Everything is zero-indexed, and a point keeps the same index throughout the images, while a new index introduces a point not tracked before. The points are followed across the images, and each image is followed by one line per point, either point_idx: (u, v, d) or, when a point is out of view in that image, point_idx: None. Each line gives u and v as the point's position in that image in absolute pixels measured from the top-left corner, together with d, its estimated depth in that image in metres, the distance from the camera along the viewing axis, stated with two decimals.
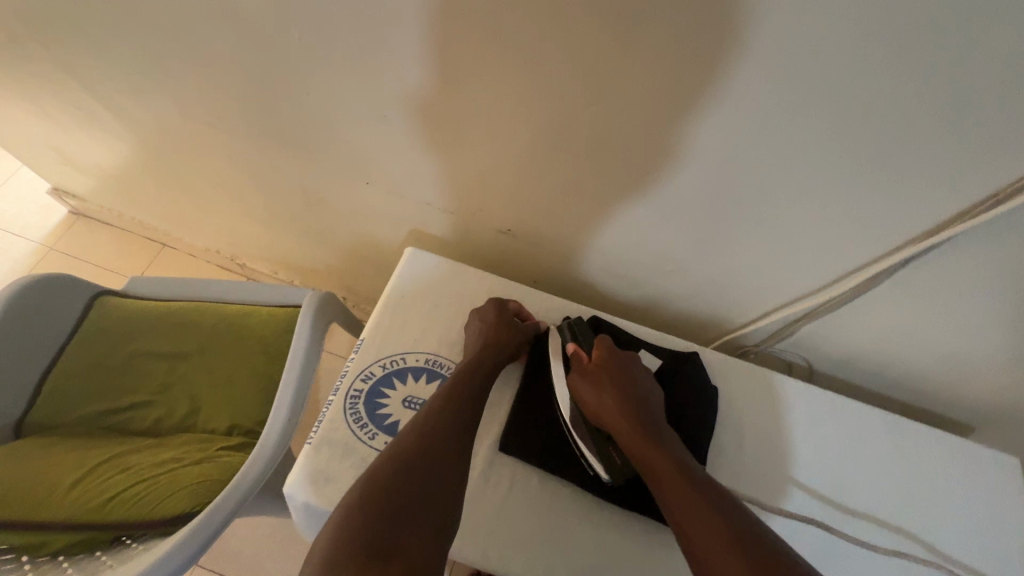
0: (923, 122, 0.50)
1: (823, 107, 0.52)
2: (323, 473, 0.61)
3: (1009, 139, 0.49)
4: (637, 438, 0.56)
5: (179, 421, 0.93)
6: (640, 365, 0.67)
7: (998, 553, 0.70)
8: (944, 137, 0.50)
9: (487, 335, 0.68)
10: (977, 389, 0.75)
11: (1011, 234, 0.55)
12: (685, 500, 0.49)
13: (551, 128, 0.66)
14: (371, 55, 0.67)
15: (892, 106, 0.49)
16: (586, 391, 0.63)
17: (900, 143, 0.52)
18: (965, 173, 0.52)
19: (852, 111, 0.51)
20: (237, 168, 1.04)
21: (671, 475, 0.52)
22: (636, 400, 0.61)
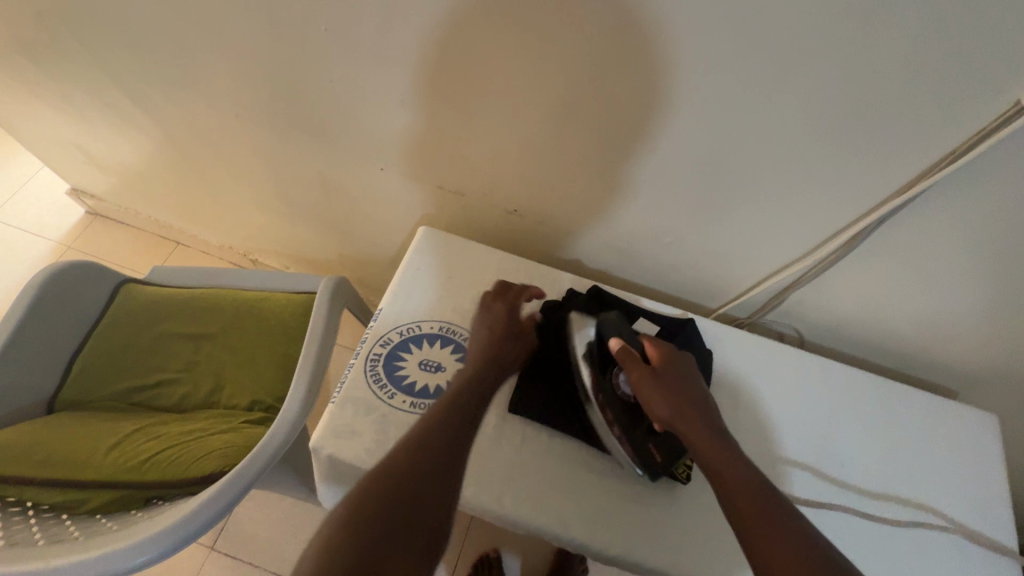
0: (888, 88, 0.55)
1: (800, 81, 0.57)
2: (348, 428, 0.66)
3: (965, 103, 0.54)
4: (707, 455, 0.55)
5: (202, 398, 0.97)
6: (691, 361, 0.65)
7: (973, 502, 0.75)
8: (907, 103, 0.56)
9: (490, 351, 0.69)
10: (956, 348, 0.80)
11: (973, 190, 0.61)
12: (767, 531, 0.48)
13: (554, 108, 0.71)
14: (389, 46, 0.73)
15: (861, 76, 0.55)
16: (645, 395, 0.61)
17: (869, 109, 0.58)
18: (929, 135, 0.58)
19: (825, 82, 0.57)
20: (255, 160, 1.10)
21: (745, 490, 0.51)
22: (702, 409, 0.59)
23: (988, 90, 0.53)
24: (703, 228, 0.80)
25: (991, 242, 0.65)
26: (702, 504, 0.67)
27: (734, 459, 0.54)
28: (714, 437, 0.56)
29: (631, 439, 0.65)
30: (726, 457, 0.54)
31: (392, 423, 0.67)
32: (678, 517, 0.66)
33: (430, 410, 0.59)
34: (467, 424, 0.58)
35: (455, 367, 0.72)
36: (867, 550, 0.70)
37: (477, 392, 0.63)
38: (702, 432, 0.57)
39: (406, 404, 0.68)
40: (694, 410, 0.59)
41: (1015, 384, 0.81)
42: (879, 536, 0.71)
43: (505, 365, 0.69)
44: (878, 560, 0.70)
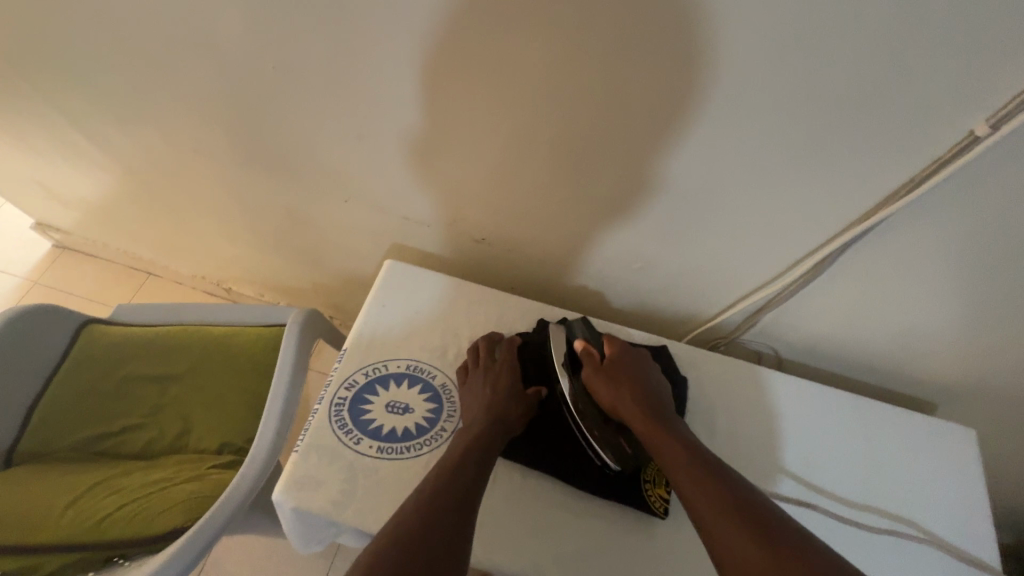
0: (845, 116, 0.55)
1: (757, 109, 0.57)
2: (312, 478, 0.64)
3: (924, 128, 0.54)
4: (655, 438, 0.58)
5: (170, 443, 0.94)
6: (647, 360, 0.70)
7: (955, 521, 0.73)
8: (865, 128, 0.55)
9: (492, 408, 0.64)
10: (933, 362, 0.80)
11: (936, 213, 0.60)
12: (709, 497, 0.50)
13: (516, 135, 0.71)
14: (347, 78, 0.72)
15: (817, 102, 0.54)
16: (596, 387, 0.66)
17: (827, 136, 0.57)
18: (889, 160, 0.58)
19: (782, 111, 0.56)
20: (221, 193, 1.08)
21: (691, 470, 0.53)
22: (652, 399, 0.63)
23: (944, 115, 0.52)
24: (673, 251, 0.79)
25: (957, 263, 0.65)
26: (682, 540, 0.65)
27: (678, 439, 0.57)
28: (662, 422, 0.60)
29: (600, 432, 0.65)
30: (672, 438, 0.58)
31: (359, 471, 0.65)
32: (658, 555, 0.64)
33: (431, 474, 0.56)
34: (470, 488, 0.55)
35: (423, 407, 0.69)
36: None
37: (483, 453, 0.59)
38: (645, 417, 0.60)
39: (374, 450, 0.66)
40: (643, 399, 0.62)
41: (992, 394, 0.81)
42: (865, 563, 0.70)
43: (510, 425, 0.65)
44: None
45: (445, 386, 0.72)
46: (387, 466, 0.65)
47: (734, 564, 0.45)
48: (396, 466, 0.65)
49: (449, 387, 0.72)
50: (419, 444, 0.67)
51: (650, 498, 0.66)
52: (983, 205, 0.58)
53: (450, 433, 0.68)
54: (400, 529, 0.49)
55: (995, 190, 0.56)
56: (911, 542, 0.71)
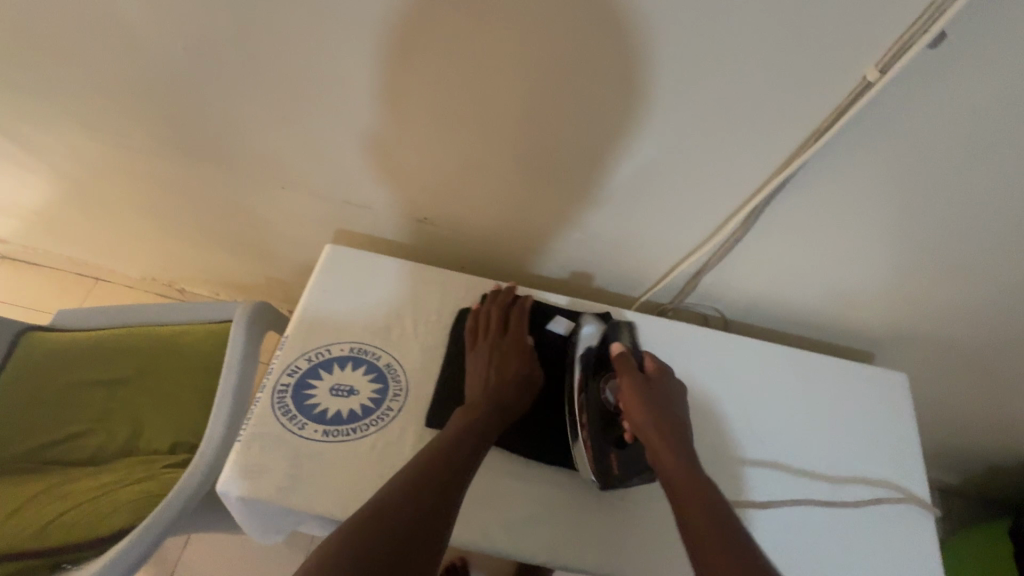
0: (747, 72, 0.56)
1: (668, 69, 0.57)
2: (256, 466, 0.63)
3: (827, 79, 0.55)
4: (672, 469, 0.56)
5: (121, 446, 0.92)
6: (681, 384, 0.68)
7: (888, 461, 0.78)
8: (769, 83, 0.56)
9: (499, 377, 0.66)
10: (862, 310, 0.83)
11: (845, 163, 0.63)
12: (712, 545, 0.48)
13: (441, 109, 0.70)
14: (265, 59, 0.70)
15: (724, 58, 0.55)
16: (626, 394, 0.63)
17: (736, 94, 0.58)
18: (800, 115, 0.59)
19: (689, 71, 0.57)
20: (157, 189, 1.04)
21: (699, 503, 0.52)
22: (677, 429, 0.60)
23: (843, 65, 0.53)
24: (611, 220, 0.80)
25: (871, 211, 0.68)
26: (629, 497, 0.67)
27: (691, 476, 0.55)
28: (681, 454, 0.57)
29: (597, 440, 0.64)
30: (689, 474, 0.55)
31: (305, 455, 0.64)
32: (607, 513, 0.66)
33: (427, 446, 0.57)
34: (463, 461, 0.56)
35: (368, 389, 0.69)
36: (792, 526, 0.72)
37: (487, 424, 0.61)
38: (667, 438, 0.59)
39: (319, 433, 0.66)
40: (670, 418, 0.61)
41: (916, 334, 0.86)
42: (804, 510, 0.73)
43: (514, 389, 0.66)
44: (804, 532, 0.72)
45: (390, 365, 0.71)
46: (333, 448, 0.65)
47: None
48: (342, 448, 0.65)
49: (394, 367, 0.71)
50: (364, 425, 0.67)
51: None
52: (885, 151, 0.60)
53: (396, 412, 0.68)
54: (380, 507, 0.49)
55: (894, 135, 0.58)
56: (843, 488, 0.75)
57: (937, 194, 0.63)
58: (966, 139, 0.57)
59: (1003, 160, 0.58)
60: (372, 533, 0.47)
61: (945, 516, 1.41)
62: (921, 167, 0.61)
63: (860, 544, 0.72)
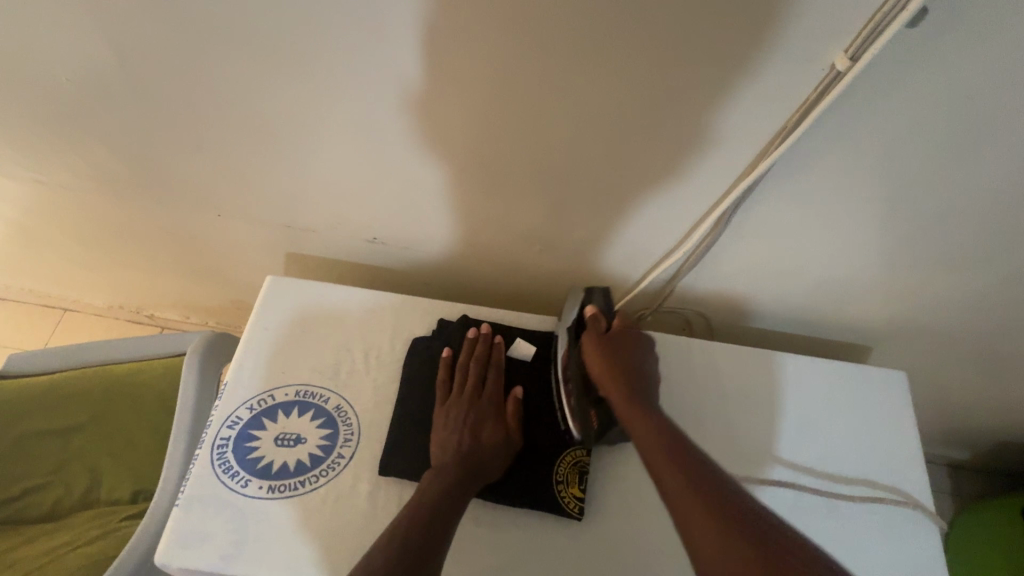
0: (702, 61, 0.49)
1: (612, 58, 0.51)
2: (194, 533, 0.58)
3: (789, 62, 0.48)
4: (640, 422, 0.56)
5: (79, 499, 0.88)
6: (652, 348, 0.67)
7: (890, 468, 0.71)
8: (728, 70, 0.50)
9: (470, 447, 0.60)
10: (852, 304, 0.77)
11: (821, 155, 0.56)
12: (679, 479, 0.49)
13: (375, 115, 0.64)
14: (176, 75, 0.64)
15: (672, 45, 0.49)
16: (593, 355, 0.64)
17: (692, 83, 0.52)
18: (763, 102, 0.52)
19: (635, 59, 0.51)
20: (97, 221, 0.98)
21: (664, 449, 0.52)
22: (646, 388, 0.61)
23: (806, 45, 0.47)
24: (574, 224, 0.74)
25: (857, 202, 0.61)
26: (604, 532, 0.62)
27: (658, 427, 0.55)
28: (646, 410, 0.58)
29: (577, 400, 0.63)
30: (656, 427, 0.55)
31: (249, 515, 0.59)
32: (582, 554, 0.60)
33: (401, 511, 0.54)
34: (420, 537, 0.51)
35: (317, 436, 0.64)
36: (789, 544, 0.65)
37: (444, 504, 0.54)
38: (630, 395, 0.59)
39: (264, 490, 0.60)
40: (635, 377, 0.62)
41: (909, 325, 0.80)
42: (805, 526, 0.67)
43: (486, 463, 0.59)
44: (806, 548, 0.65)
45: (340, 409, 0.66)
46: (279, 505, 0.60)
47: (694, 530, 0.45)
48: (289, 504, 0.60)
49: (344, 409, 0.66)
50: (313, 476, 0.61)
51: (564, 499, 0.61)
52: (865, 139, 0.53)
53: (347, 459, 0.63)
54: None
55: (876, 121, 0.51)
56: (848, 504, 0.69)
57: (928, 181, 0.56)
58: (960, 121, 0.50)
59: (1004, 142, 0.51)
60: None
61: (955, 494, 1.35)
62: (909, 154, 0.54)
63: (872, 556, 0.66)
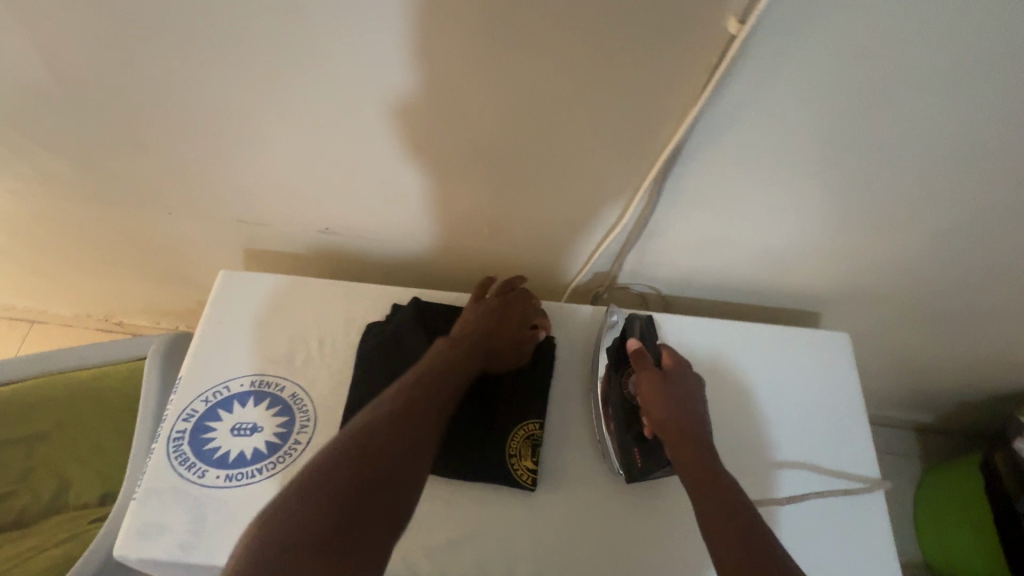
0: (612, 33, 0.51)
1: (527, 34, 0.53)
2: (153, 525, 0.58)
3: (694, 31, 0.50)
4: (688, 464, 0.55)
5: (46, 506, 0.88)
6: (701, 382, 0.65)
7: (836, 432, 0.74)
8: (639, 42, 0.52)
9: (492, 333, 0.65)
10: (794, 269, 0.80)
11: (740, 121, 0.58)
12: (728, 537, 0.47)
13: (311, 104, 0.65)
14: (106, 73, 0.64)
15: (581, 18, 0.50)
16: (642, 394, 0.62)
17: (607, 56, 0.53)
18: (677, 73, 0.54)
19: (549, 34, 0.52)
20: (50, 227, 0.97)
21: (717, 502, 0.50)
22: (697, 423, 0.59)
23: (706, 14, 0.48)
24: (521, 205, 0.75)
25: (785, 166, 0.63)
26: (558, 501, 0.64)
27: (708, 472, 0.53)
28: (699, 451, 0.56)
29: (618, 435, 0.64)
30: (705, 472, 0.53)
31: (208, 505, 0.60)
32: (535, 523, 0.62)
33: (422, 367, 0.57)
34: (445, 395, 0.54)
35: (273, 424, 0.64)
36: None
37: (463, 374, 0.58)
38: (684, 434, 0.57)
39: (222, 479, 0.61)
40: (689, 416, 0.59)
41: (852, 286, 0.83)
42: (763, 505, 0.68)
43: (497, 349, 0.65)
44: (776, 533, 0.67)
45: (295, 396, 0.66)
46: (237, 493, 0.60)
47: None
48: (247, 491, 0.60)
49: (299, 397, 0.66)
50: (271, 463, 0.62)
51: (517, 471, 0.63)
52: (778, 102, 0.55)
53: (304, 445, 0.63)
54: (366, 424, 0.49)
55: (786, 85, 0.54)
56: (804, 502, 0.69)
57: (846, 140, 0.59)
58: (864, 77, 0.52)
59: (908, 98, 0.54)
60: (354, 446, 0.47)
61: (924, 456, 1.39)
62: (821, 115, 0.56)
63: (826, 551, 0.67)
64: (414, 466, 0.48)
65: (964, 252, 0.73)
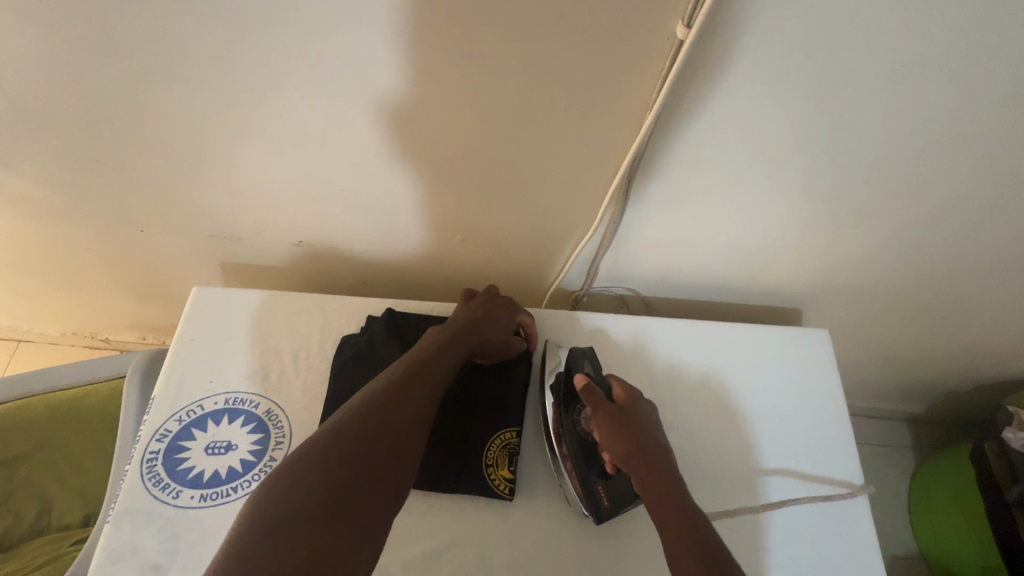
0: (564, 41, 0.51)
1: (480, 44, 0.52)
2: (127, 548, 0.58)
3: (644, 37, 0.50)
4: (657, 503, 0.55)
5: (27, 530, 0.88)
6: (656, 409, 0.64)
7: (814, 431, 0.74)
8: (590, 50, 0.52)
9: (478, 329, 0.66)
10: (770, 267, 0.80)
11: (697, 124, 0.58)
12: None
13: (273, 119, 0.64)
14: (64, 95, 0.63)
15: (532, 28, 0.50)
16: (601, 432, 0.60)
17: (561, 64, 0.53)
18: (633, 79, 0.54)
19: (502, 44, 0.52)
20: (25, 247, 0.96)
21: (689, 544, 0.50)
22: (659, 457, 0.58)
23: (654, 20, 0.48)
24: (493, 213, 0.75)
25: (750, 166, 0.63)
26: (535, 509, 0.63)
27: (678, 511, 0.53)
28: (666, 489, 0.55)
29: (580, 475, 0.62)
30: (675, 510, 0.53)
31: (182, 526, 0.59)
32: (513, 532, 0.62)
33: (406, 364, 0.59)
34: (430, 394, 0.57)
35: (247, 441, 0.64)
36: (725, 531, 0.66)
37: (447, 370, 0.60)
38: (650, 471, 0.57)
39: (196, 499, 0.60)
40: (650, 451, 0.58)
41: (828, 282, 0.83)
42: (744, 510, 0.68)
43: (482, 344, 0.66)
44: (756, 534, 0.67)
45: (270, 412, 0.66)
46: (212, 512, 0.60)
47: None
48: (221, 511, 0.60)
49: (275, 412, 0.66)
50: (246, 481, 0.62)
51: (494, 481, 0.63)
52: (734, 104, 0.56)
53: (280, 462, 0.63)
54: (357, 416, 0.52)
55: (739, 88, 0.54)
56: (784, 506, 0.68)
57: (808, 139, 0.59)
58: (817, 77, 0.52)
59: (860, 96, 0.54)
60: (344, 440, 0.50)
61: (917, 446, 1.39)
62: (778, 114, 0.56)
63: (808, 555, 0.66)
64: (382, 482, 0.50)
65: (938, 243, 0.73)
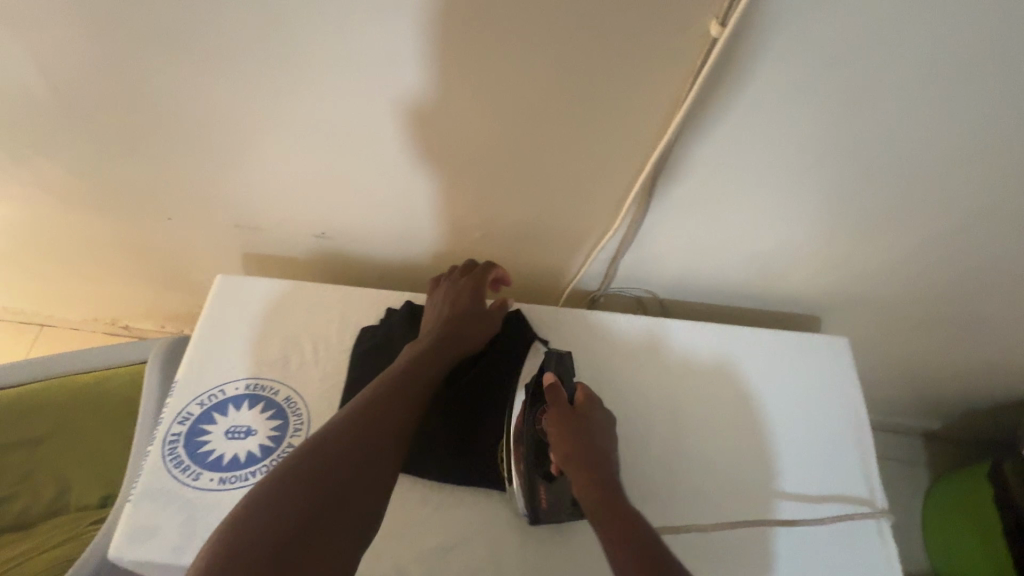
0: (594, 41, 0.52)
1: (511, 44, 0.53)
2: (147, 527, 0.59)
3: (675, 39, 0.50)
4: (601, 506, 0.54)
5: (46, 508, 0.89)
6: (612, 420, 0.64)
7: (829, 443, 0.73)
8: (620, 50, 0.52)
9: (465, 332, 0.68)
10: (788, 274, 0.79)
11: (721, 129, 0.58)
12: None
13: (303, 114, 0.65)
14: (101, 84, 0.65)
15: (564, 28, 0.51)
16: (559, 433, 0.59)
17: (590, 64, 0.54)
18: (662, 80, 0.54)
19: (533, 43, 0.53)
20: (53, 232, 0.98)
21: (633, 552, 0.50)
22: (608, 464, 0.58)
23: (686, 23, 0.49)
24: (514, 211, 0.76)
25: (773, 171, 0.63)
26: None
27: (626, 518, 0.53)
28: (613, 497, 0.55)
29: (528, 475, 0.60)
30: (622, 516, 0.53)
31: (200, 508, 0.60)
32: (525, 527, 0.62)
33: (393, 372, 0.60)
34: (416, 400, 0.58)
35: (266, 427, 0.65)
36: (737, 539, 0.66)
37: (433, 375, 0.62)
38: (601, 476, 0.56)
39: (215, 482, 0.61)
40: (602, 458, 0.58)
41: (847, 291, 0.82)
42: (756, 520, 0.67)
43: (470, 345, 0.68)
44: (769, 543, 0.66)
45: (289, 400, 0.67)
46: (230, 496, 0.61)
47: None
48: (239, 495, 0.61)
49: (294, 400, 0.67)
50: (264, 466, 0.62)
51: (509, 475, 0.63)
52: (760, 109, 0.56)
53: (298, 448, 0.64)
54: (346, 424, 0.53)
55: (766, 92, 0.54)
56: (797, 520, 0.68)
57: (835, 145, 0.59)
58: (846, 83, 0.52)
59: (889, 104, 0.54)
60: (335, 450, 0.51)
61: (930, 463, 1.36)
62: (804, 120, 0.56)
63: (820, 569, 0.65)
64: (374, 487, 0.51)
65: (962, 255, 0.72)
